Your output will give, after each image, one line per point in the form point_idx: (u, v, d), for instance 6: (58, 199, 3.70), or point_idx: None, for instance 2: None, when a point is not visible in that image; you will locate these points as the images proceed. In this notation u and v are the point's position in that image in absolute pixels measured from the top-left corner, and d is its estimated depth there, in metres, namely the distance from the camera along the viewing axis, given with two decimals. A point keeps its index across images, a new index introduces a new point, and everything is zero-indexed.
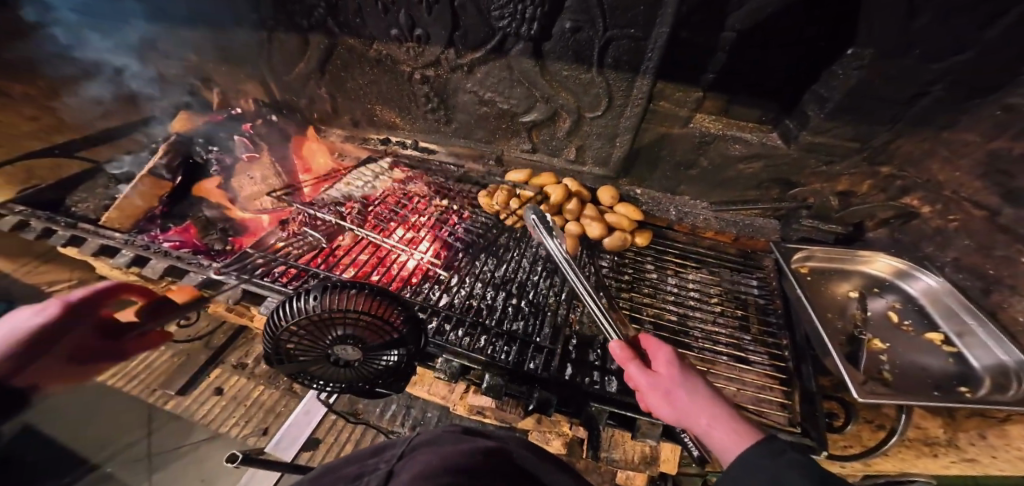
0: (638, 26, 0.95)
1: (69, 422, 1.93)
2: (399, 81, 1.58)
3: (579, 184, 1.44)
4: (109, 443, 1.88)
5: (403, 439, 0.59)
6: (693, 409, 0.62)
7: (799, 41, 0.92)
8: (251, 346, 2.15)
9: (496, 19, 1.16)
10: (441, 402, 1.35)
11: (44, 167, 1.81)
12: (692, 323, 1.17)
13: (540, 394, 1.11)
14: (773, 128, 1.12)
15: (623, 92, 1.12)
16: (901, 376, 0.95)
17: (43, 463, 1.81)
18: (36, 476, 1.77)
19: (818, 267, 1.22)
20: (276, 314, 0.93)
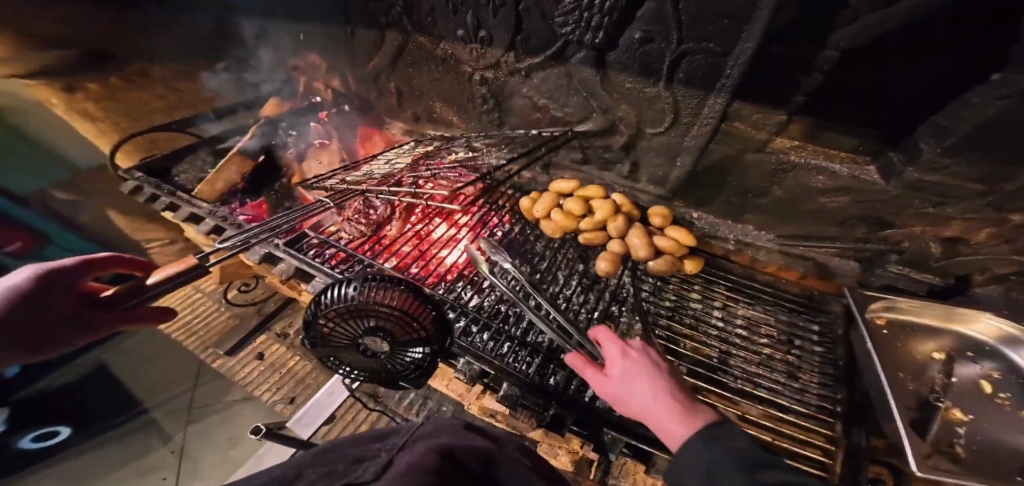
0: (718, 40, 0.86)
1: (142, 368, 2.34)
2: (460, 80, 1.64)
3: (629, 200, 1.37)
4: (173, 389, 2.30)
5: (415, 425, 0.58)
6: (648, 398, 0.65)
7: (930, 49, 0.70)
8: (294, 318, 2.34)
9: (559, 26, 1.13)
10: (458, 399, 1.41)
11: (164, 139, 2.13)
12: (733, 362, 1.08)
13: (556, 413, 1.13)
14: (871, 160, 0.95)
15: (691, 109, 1.04)
16: (977, 455, 0.78)
17: (119, 396, 2.24)
18: (115, 404, 2.21)
19: (901, 319, 1.04)
20: (320, 298, 0.96)
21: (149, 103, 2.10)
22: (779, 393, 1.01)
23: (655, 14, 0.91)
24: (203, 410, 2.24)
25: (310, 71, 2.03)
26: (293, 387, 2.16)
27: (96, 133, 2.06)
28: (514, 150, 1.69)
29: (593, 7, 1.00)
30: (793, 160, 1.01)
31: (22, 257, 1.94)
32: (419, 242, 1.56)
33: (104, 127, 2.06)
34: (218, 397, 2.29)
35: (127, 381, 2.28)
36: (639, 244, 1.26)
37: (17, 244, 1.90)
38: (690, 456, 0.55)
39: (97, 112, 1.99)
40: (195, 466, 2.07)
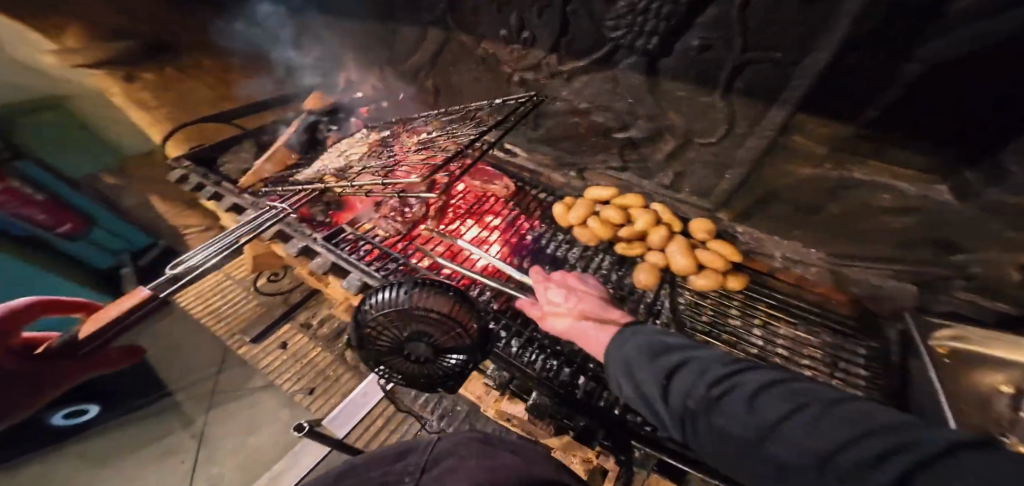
0: (788, 50, 0.82)
1: (172, 350, 2.44)
2: (499, 80, 1.65)
3: (671, 212, 1.36)
4: (199, 371, 2.39)
5: (425, 446, 0.80)
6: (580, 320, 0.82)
7: (1019, 59, 0.61)
8: (317, 310, 2.38)
9: (610, 29, 1.11)
10: (475, 400, 1.44)
11: (210, 129, 2.22)
12: None
13: (588, 425, 1.16)
14: (941, 180, 0.86)
15: (749, 120, 1.00)
16: None
17: (149, 376, 2.34)
18: (145, 381, 2.32)
19: (965, 349, 0.92)
20: (368, 300, 0.99)
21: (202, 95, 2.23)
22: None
23: (715, 22, 0.88)
24: (226, 396, 2.31)
25: (351, 66, 2.08)
26: (312, 378, 2.18)
27: (150, 122, 2.20)
28: (550, 154, 1.71)
29: (648, 12, 0.98)
30: (856, 178, 0.96)
31: (72, 237, 1.91)
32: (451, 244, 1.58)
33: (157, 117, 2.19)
34: (241, 384, 2.34)
35: (157, 363, 2.38)
36: (682, 258, 1.25)
37: (69, 223, 1.88)
38: (615, 356, 0.64)
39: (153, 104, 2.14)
40: (214, 450, 2.13)
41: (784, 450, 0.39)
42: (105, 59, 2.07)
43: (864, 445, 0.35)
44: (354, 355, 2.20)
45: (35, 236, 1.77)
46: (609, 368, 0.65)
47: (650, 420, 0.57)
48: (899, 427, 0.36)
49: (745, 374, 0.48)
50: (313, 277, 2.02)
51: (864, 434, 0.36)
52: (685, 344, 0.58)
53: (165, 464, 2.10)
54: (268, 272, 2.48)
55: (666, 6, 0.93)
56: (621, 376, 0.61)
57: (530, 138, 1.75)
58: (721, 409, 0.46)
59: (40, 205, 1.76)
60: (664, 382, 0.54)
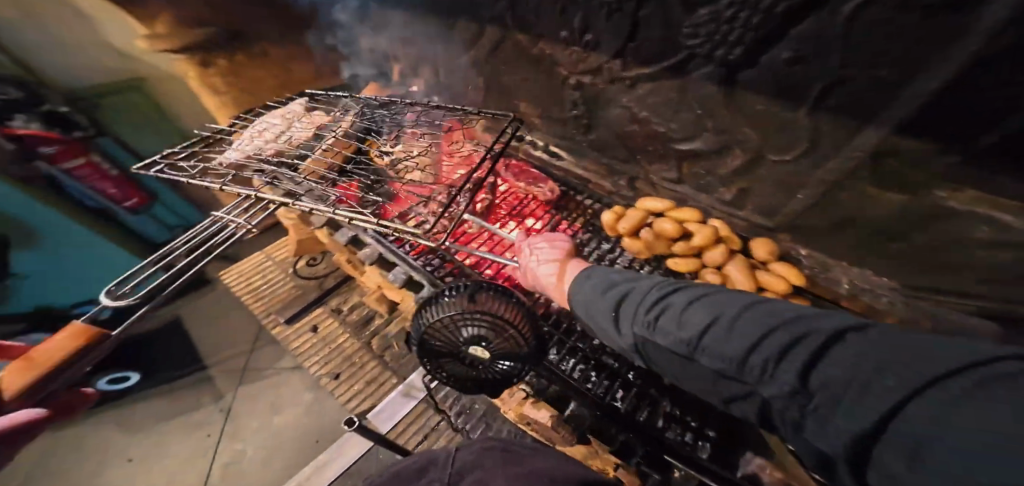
0: (896, 68, 0.76)
1: (213, 326, 2.61)
2: (553, 82, 1.63)
3: (731, 230, 1.35)
4: (236, 346, 2.49)
5: (445, 457, 0.81)
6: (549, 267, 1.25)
7: None
8: (349, 296, 2.44)
9: (686, 37, 1.06)
10: (500, 402, 1.46)
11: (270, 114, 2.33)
12: None
13: (626, 439, 1.20)
14: None
15: (836, 140, 0.95)
16: None
17: (193, 346, 2.52)
18: (190, 350, 2.51)
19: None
20: (427, 305, 1.08)
21: (264, 80, 2.49)
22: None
23: (813, 35, 0.83)
24: (255, 373, 2.37)
25: (407, 60, 2.14)
26: (338, 364, 2.21)
27: (219, 106, 2.46)
28: (601, 159, 1.70)
29: (735, 20, 0.93)
30: (951, 206, 0.86)
31: (136, 210, 2.42)
32: (493, 242, 1.68)
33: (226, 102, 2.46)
34: (269, 363, 2.40)
35: (202, 336, 2.57)
36: (740, 277, 1.25)
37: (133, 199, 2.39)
38: (580, 301, 0.89)
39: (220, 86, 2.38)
40: (239, 425, 2.18)
41: (709, 357, 0.60)
42: (190, 45, 2.19)
43: (764, 344, 0.53)
44: (381, 343, 2.21)
45: (107, 207, 2.29)
46: (581, 312, 0.90)
47: (620, 347, 0.81)
48: (780, 322, 0.54)
49: (671, 299, 0.70)
50: (348, 264, 2.07)
51: (758, 333, 0.55)
52: (630, 281, 0.82)
53: (191, 435, 2.17)
54: (307, 257, 2.61)
55: (756, 16, 0.89)
56: (592, 316, 0.85)
57: (580, 143, 1.74)
58: (660, 329, 0.68)
59: (112, 180, 2.26)
60: (618, 314, 0.78)
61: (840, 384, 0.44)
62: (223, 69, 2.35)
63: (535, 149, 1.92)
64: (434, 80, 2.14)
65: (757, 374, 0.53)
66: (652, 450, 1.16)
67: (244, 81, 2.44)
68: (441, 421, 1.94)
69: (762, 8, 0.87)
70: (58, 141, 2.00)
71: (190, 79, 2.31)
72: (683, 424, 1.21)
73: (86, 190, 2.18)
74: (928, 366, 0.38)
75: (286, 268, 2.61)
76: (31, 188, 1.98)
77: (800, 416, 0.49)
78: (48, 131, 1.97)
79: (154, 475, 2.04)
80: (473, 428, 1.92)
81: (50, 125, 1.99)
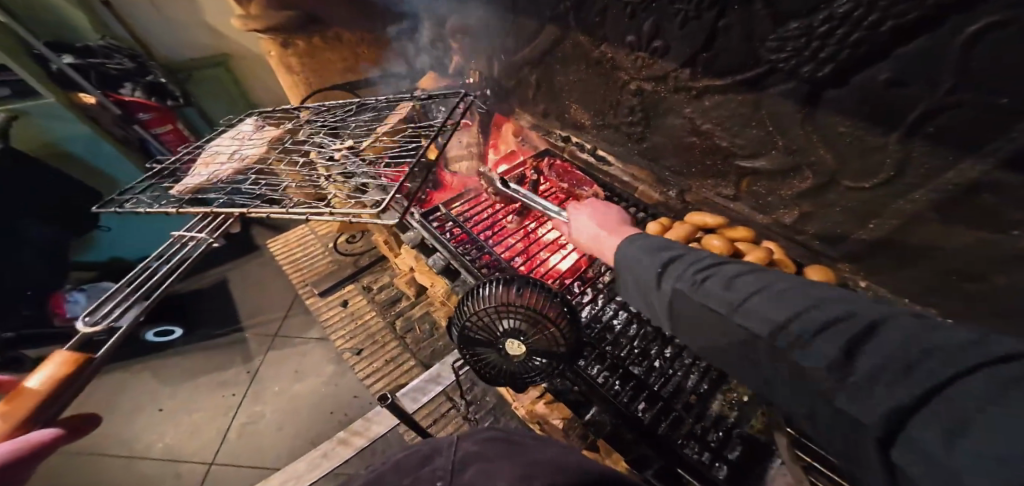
0: (1019, 96, 0.69)
1: (253, 292, 2.76)
2: (611, 85, 1.62)
3: (784, 252, 1.30)
4: (273, 311, 2.63)
5: (447, 445, 0.73)
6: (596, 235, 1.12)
7: None
8: (380, 276, 2.53)
9: (770, 51, 1.04)
10: (512, 397, 1.64)
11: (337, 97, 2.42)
12: None
13: (643, 451, 1.18)
14: None
15: (925, 170, 0.91)
16: None
17: (230, 308, 2.67)
18: (229, 311, 2.66)
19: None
20: (469, 296, 1.10)
21: (335, 63, 2.55)
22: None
23: (922, 57, 0.79)
24: (284, 341, 2.48)
25: (468, 53, 2.21)
26: (363, 340, 2.27)
27: (291, 84, 2.58)
28: (651, 168, 1.69)
29: (830, 36, 0.90)
30: None
31: None
32: (530, 240, 1.69)
33: (298, 80, 2.56)
34: (299, 332, 2.51)
35: (242, 299, 2.72)
36: None
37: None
38: (624, 258, 0.83)
39: (295, 66, 2.48)
40: (262, 389, 2.27)
41: (756, 324, 0.56)
42: (277, 26, 2.26)
43: (805, 316, 0.52)
44: (404, 325, 2.26)
45: None
46: (621, 273, 0.85)
47: (642, 302, 0.80)
48: (829, 302, 0.52)
49: (720, 268, 0.67)
50: (384, 244, 2.14)
51: (803, 305, 0.53)
52: (680, 245, 0.77)
53: (217, 393, 2.27)
54: (346, 234, 2.73)
55: (855, 34, 0.86)
56: (632, 274, 0.80)
57: (631, 150, 1.73)
58: (706, 290, 0.64)
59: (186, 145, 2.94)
60: (663, 274, 0.73)
61: (883, 366, 0.43)
62: (301, 50, 2.44)
63: (582, 151, 1.92)
64: (491, 74, 2.19)
65: (790, 343, 0.51)
66: (668, 465, 1.14)
67: (318, 63, 2.51)
68: (451, 408, 1.99)
69: (865, 26, 0.83)
70: (151, 110, 2.64)
71: (271, 57, 2.44)
72: (702, 443, 1.16)
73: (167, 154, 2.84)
74: (973, 352, 0.39)
75: (326, 243, 2.75)
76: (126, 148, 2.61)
77: (830, 393, 0.46)
78: (149, 101, 2.61)
79: (180, 426, 2.16)
80: (482, 418, 1.94)
81: (150, 93, 2.63)
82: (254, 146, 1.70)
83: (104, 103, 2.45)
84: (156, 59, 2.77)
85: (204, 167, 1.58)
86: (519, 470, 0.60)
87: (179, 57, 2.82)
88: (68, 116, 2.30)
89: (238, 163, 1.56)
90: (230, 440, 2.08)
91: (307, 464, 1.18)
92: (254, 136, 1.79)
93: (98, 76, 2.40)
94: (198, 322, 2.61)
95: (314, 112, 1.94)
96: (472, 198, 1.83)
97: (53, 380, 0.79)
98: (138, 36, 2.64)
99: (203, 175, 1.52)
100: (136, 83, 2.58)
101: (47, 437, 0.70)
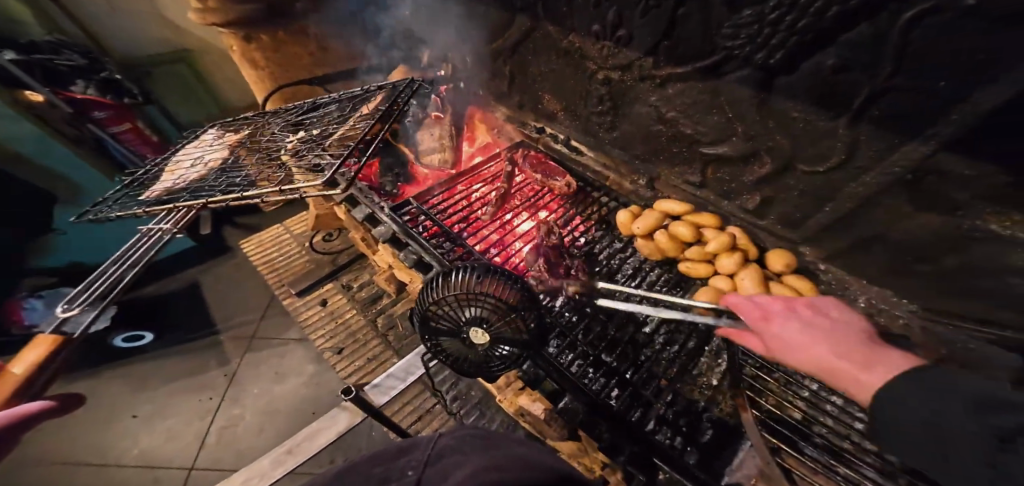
0: (951, 78, 0.71)
1: (228, 294, 2.71)
2: (581, 75, 1.61)
3: (748, 238, 1.35)
4: (251, 312, 2.59)
5: (427, 441, 0.61)
6: (820, 353, 0.63)
7: None
8: (359, 274, 2.51)
9: (725, 38, 1.04)
10: (496, 390, 1.43)
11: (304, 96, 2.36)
12: (814, 427, 1.14)
13: (612, 438, 1.16)
14: None
15: (873, 153, 0.93)
16: None
17: (204, 311, 2.62)
18: (206, 313, 2.61)
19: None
20: (433, 284, 1.10)
21: (301, 58, 2.49)
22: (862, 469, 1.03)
23: (862, 43, 0.80)
24: (262, 342, 2.44)
25: (440, 45, 2.19)
26: (343, 339, 2.24)
27: (257, 80, 2.51)
28: (622, 157, 1.69)
29: (780, 22, 0.91)
30: (993, 229, 0.81)
31: None
32: (504, 232, 1.68)
33: (264, 76, 2.48)
34: (278, 333, 2.48)
35: (218, 301, 2.66)
36: (751, 287, 1.23)
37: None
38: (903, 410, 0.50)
39: (261, 61, 2.40)
40: (239, 392, 2.23)
41: None
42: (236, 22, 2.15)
43: None
44: (386, 322, 2.25)
45: None
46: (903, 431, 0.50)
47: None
48: None
49: None
50: (362, 242, 2.13)
51: None
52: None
53: (193, 398, 2.22)
54: (323, 233, 2.69)
55: (803, 20, 0.86)
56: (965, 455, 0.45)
57: (602, 140, 1.74)
58: None
59: (150, 146, 2.84)
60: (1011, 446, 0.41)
61: None
62: (265, 45, 2.35)
63: (556, 142, 1.92)
64: (464, 66, 2.16)
65: None
66: (640, 451, 1.14)
67: (284, 57, 2.44)
68: (436, 404, 1.98)
69: (811, 12, 0.84)
70: (109, 107, 2.49)
71: (233, 52, 2.35)
72: (674, 429, 1.20)
73: (126, 153, 2.67)
74: None
75: (303, 242, 2.71)
76: (80, 148, 2.42)
77: None
78: (104, 98, 2.46)
79: (155, 432, 2.10)
80: (468, 413, 1.94)
81: (104, 90, 2.50)
82: (216, 151, 1.73)
83: (53, 101, 2.24)
84: (108, 54, 2.69)
85: (171, 173, 1.62)
86: (491, 461, 0.51)
87: (134, 52, 2.75)
88: (8, 114, 2.10)
89: (201, 168, 1.59)
90: (208, 444, 2.04)
91: (270, 462, 1.18)
92: (214, 143, 1.82)
93: (42, 71, 2.23)
94: (172, 327, 2.54)
95: (270, 118, 1.99)
96: (445, 192, 1.81)
97: (32, 361, 0.94)
98: (90, 31, 2.56)
99: (169, 181, 1.54)
100: (88, 80, 2.45)
101: (38, 406, 0.70)
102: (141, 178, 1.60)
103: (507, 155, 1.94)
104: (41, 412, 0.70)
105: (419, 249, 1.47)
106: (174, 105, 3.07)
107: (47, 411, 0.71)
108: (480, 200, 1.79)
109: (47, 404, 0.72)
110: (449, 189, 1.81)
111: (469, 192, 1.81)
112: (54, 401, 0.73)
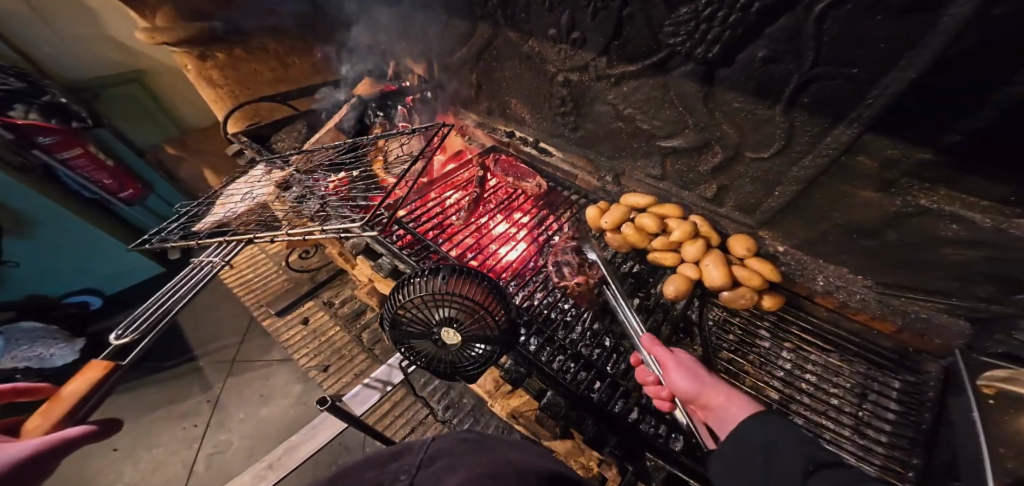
0: (865, 66, 0.77)
1: (205, 322, 2.65)
2: (543, 79, 1.64)
3: (710, 226, 1.39)
4: (232, 335, 2.55)
5: (419, 445, 0.60)
6: (710, 389, 0.86)
7: None
8: (340, 289, 2.48)
9: (667, 36, 1.09)
10: (484, 395, 1.41)
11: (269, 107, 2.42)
12: (797, 408, 1.11)
13: (598, 428, 1.15)
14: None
15: (809, 138, 0.98)
16: None
17: (182, 337, 2.57)
18: (184, 339, 2.56)
19: (1011, 391, 0.74)
20: (402, 288, 1.11)
21: (261, 74, 2.55)
22: (841, 447, 1.02)
23: (788, 34, 0.85)
24: (244, 365, 2.39)
25: (406, 56, 2.23)
26: (329, 356, 2.20)
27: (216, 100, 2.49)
28: (586, 156, 1.74)
29: (713, 19, 0.95)
30: (922, 204, 0.87)
31: (129, 201, 2.81)
32: (480, 235, 1.68)
33: (215, 90, 2.45)
34: (262, 354, 2.44)
35: (196, 327, 2.62)
36: (717, 274, 1.27)
37: (128, 189, 2.79)
38: (758, 428, 0.73)
39: (219, 79, 2.40)
40: (224, 417, 2.17)
41: None
42: (190, 40, 2.14)
43: None
44: (371, 336, 2.22)
45: (109, 198, 2.68)
46: (739, 455, 0.73)
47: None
48: None
49: None
50: (339, 257, 2.11)
51: None
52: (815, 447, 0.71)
53: (176, 427, 2.16)
54: (300, 251, 2.69)
55: (733, 15, 0.91)
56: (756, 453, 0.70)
57: (568, 140, 1.77)
58: None
59: (108, 172, 2.61)
60: (814, 475, 0.62)
61: None
62: (222, 62, 2.35)
63: (526, 145, 1.96)
64: (430, 75, 2.19)
65: None
66: (629, 443, 1.12)
67: (241, 74, 2.46)
68: (429, 415, 1.95)
69: (738, 8, 0.89)
70: (55, 131, 2.27)
71: (188, 71, 2.30)
72: (658, 416, 1.20)
73: (85, 182, 2.51)
74: None
75: (279, 261, 2.68)
76: (24, 177, 2.22)
77: None
78: (49, 123, 2.23)
79: (139, 465, 2.03)
80: (461, 421, 1.92)
81: (49, 114, 2.25)
82: (264, 186, 1.75)
83: None
84: (50, 77, 2.63)
85: (221, 206, 1.62)
86: (488, 465, 0.52)
87: (78, 74, 2.70)
88: None
89: (251, 201, 1.61)
90: (197, 472, 1.98)
91: (253, 476, 1.14)
92: (262, 179, 1.82)
93: None
94: (149, 357, 2.47)
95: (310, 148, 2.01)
96: (419, 200, 1.81)
97: (79, 388, 0.70)
98: (21, 50, 2.49)
99: (221, 214, 1.54)
100: (30, 105, 2.20)
101: (77, 431, 0.59)
102: (197, 210, 1.61)
103: (479, 160, 1.95)
104: (83, 438, 0.59)
105: (394, 255, 1.45)
106: (131, 128, 3.01)
107: (88, 436, 0.60)
108: (452, 207, 1.79)
109: (88, 429, 0.60)
110: (423, 199, 1.82)
111: (441, 200, 1.81)
112: (92, 429, 0.61)
